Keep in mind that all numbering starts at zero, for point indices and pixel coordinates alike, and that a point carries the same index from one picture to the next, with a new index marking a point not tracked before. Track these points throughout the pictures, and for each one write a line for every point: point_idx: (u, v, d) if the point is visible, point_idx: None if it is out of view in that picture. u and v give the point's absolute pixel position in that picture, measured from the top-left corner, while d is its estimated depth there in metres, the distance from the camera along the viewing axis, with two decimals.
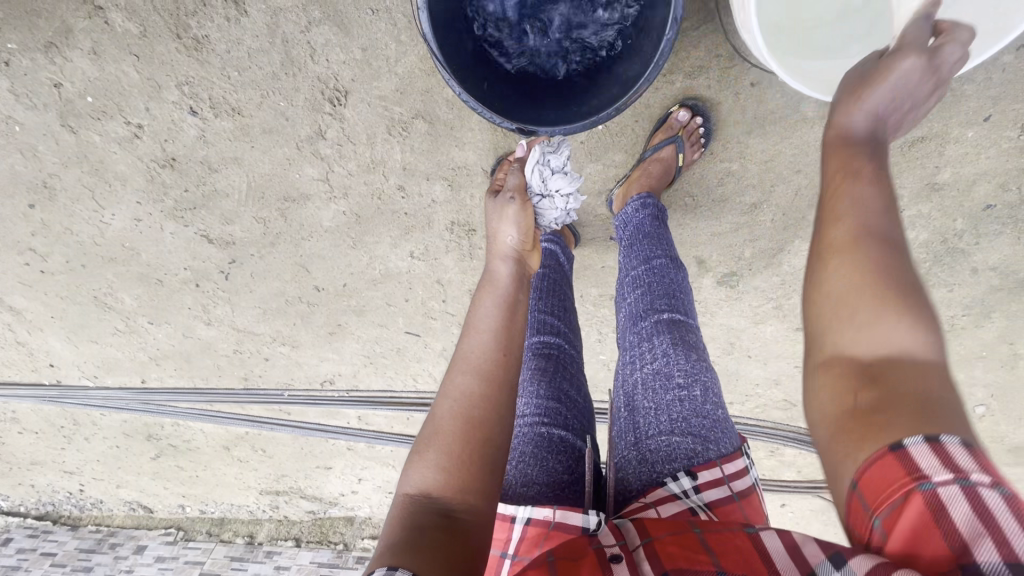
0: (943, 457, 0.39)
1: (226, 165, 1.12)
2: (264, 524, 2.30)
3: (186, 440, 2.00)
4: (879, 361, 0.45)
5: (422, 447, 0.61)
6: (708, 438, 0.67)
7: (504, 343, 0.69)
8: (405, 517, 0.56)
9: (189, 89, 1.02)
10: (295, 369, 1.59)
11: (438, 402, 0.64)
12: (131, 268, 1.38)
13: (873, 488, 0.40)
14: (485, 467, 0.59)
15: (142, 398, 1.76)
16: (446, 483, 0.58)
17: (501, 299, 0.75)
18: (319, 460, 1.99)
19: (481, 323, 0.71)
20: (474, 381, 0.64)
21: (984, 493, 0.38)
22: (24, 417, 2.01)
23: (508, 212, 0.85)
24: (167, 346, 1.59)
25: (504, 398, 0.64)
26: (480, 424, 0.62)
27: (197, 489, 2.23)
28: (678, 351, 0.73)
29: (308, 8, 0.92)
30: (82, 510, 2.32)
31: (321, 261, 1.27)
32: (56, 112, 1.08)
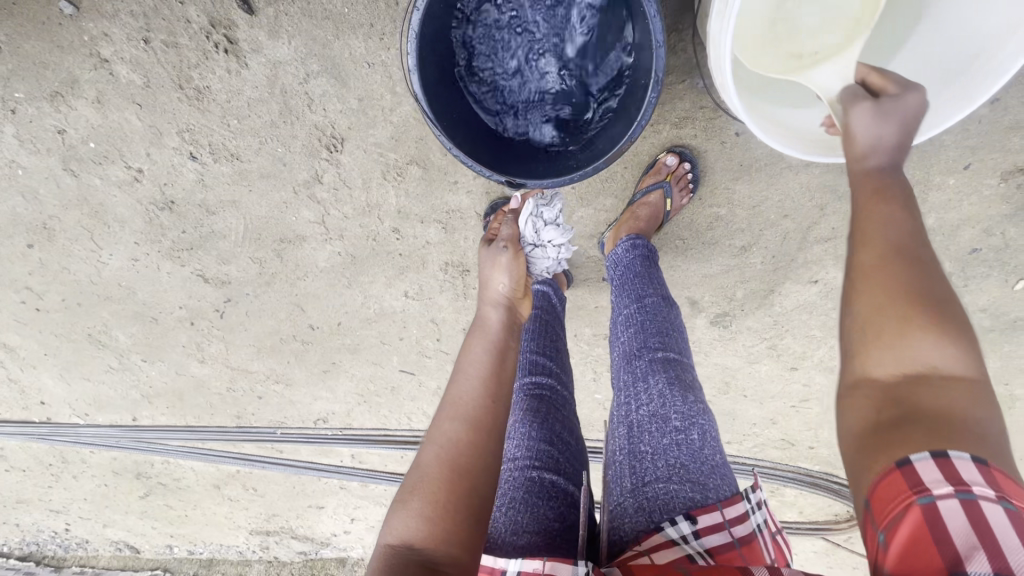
0: (948, 471, 0.39)
1: (224, 208, 1.14)
2: (253, 565, 2.27)
3: (176, 478, 1.95)
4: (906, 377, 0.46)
5: (405, 496, 0.63)
6: (709, 486, 0.67)
7: (493, 391, 0.72)
8: (388, 569, 0.58)
9: (190, 135, 1.04)
10: (289, 407, 1.58)
11: (427, 445, 0.68)
12: (127, 308, 1.38)
13: (876, 504, 0.42)
14: (467, 519, 0.61)
15: (134, 435, 1.75)
16: (428, 534, 0.60)
17: (492, 344, 0.78)
18: (311, 499, 1.95)
19: (470, 368, 0.74)
20: (461, 428, 0.67)
21: (985, 507, 0.38)
22: (12, 456, 1.98)
23: (500, 261, 0.86)
24: (160, 384, 1.59)
25: (491, 446, 0.67)
26: (467, 472, 0.64)
27: (186, 531, 2.19)
28: (674, 393, 0.75)
29: (306, 62, 0.94)
30: (67, 550, 2.26)
31: (316, 300, 1.28)
32: (58, 157, 1.11)
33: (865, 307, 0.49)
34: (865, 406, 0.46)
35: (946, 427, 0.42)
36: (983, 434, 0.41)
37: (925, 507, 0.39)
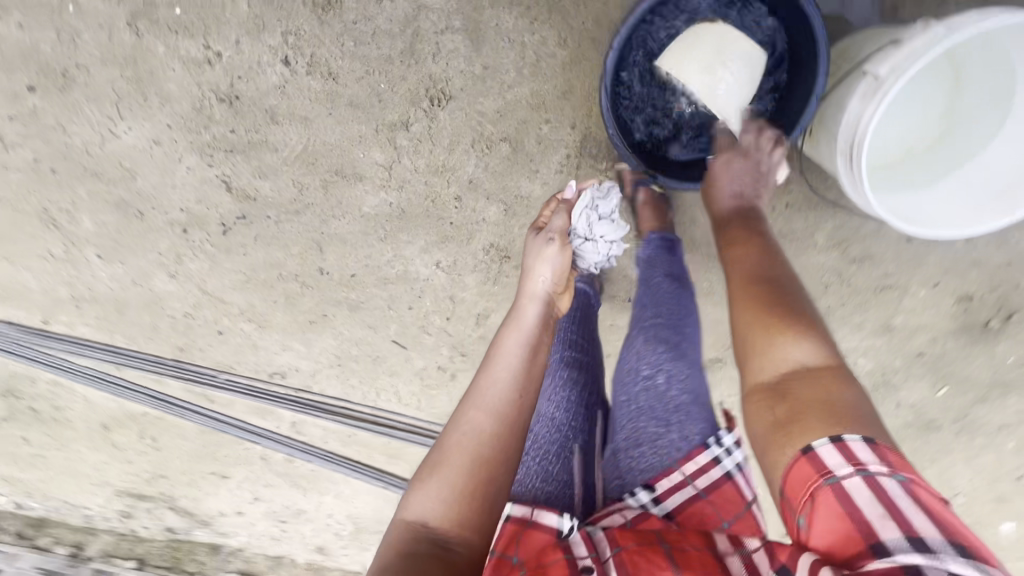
0: (847, 453, 0.57)
1: (292, 123, 1.10)
2: (100, 535, 1.93)
3: (56, 407, 1.66)
4: (788, 377, 0.67)
5: (426, 473, 0.64)
6: (672, 422, 0.79)
7: (523, 386, 0.71)
8: (404, 543, 0.59)
9: (294, 41, 1.03)
10: (248, 352, 1.45)
11: (448, 433, 0.67)
12: (114, 193, 1.24)
13: (793, 495, 0.59)
14: (484, 506, 0.62)
15: (31, 344, 1.48)
16: (446, 515, 0.60)
17: (525, 339, 0.77)
18: (216, 467, 1.73)
19: (503, 359, 0.73)
20: (487, 421, 0.66)
21: (882, 481, 0.55)
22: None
23: (546, 253, 0.88)
24: (102, 289, 1.39)
25: (516, 441, 0.66)
26: (487, 460, 0.64)
27: (33, 477, 1.82)
28: (653, 350, 0.86)
29: (447, 15, 0.98)
30: None
31: (339, 245, 1.24)
32: (130, 11, 1.04)
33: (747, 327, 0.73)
34: (767, 405, 0.66)
35: (833, 415, 0.61)
36: (853, 415, 0.61)
37: (832, 486, 0.56)
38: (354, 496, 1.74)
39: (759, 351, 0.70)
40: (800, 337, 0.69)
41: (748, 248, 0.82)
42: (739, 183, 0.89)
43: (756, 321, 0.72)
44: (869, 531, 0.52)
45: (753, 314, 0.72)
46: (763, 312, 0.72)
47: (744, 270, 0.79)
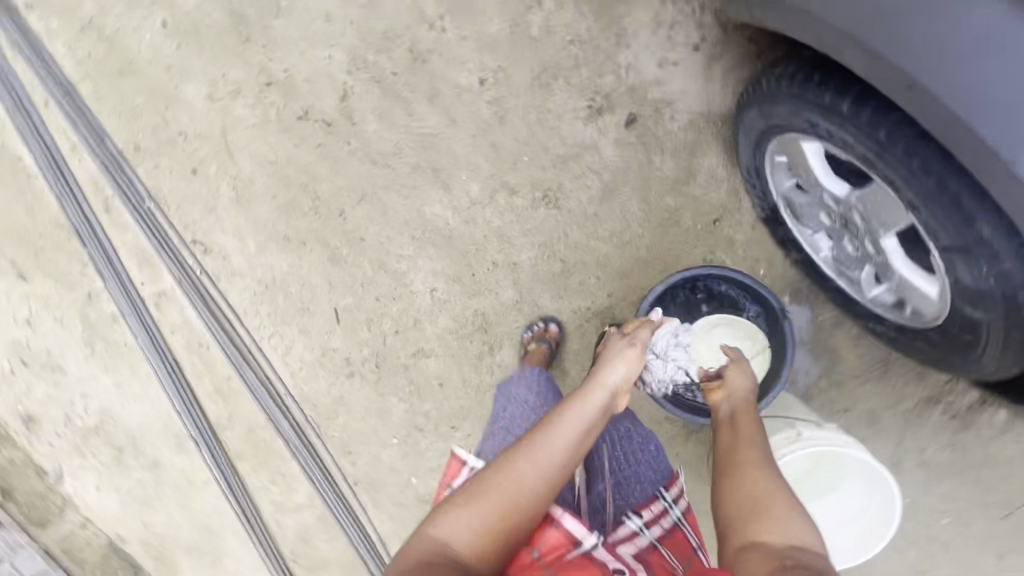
0: None
1: (442, 114, 1.23)
2: None
3: None
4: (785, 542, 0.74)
5: (466, 501, 0.80)
6: (648, 473, 1.00)
7: (567, 460, 0.84)
8: (430, 551, 0.74)
9: (499, 77, 1.20)
10: (197, 207, 1.33)
11: (495, 475, 0.82)
12: (244, 8, 1.22)
13: None
14: (500, 546, 0.76)
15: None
16: (468, 542, 0.75)
17: (585, 419, 0.89)
18: (22, 261, 1.42)
19: (562, 431, 0.86)
20: (529, 476, 0.81)
21: None
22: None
23: (628, 353, 1.00)
24: (129, 44, 1.25)
25: (543, 502, 0.80)
26: (518, 510, 0.78)
27: None
28: (623, 422, 1.09)
29: (603, 166, 1.21)
30: None
31: (377, 211, 1.30)
32: None
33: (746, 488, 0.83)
34: (767, 558, 0.71)
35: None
36: None
37: None
38: (136, 399, 1.49)
39: (758, 514, 0.78)
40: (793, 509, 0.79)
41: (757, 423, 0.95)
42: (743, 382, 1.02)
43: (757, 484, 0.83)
44: None
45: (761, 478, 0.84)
46: (765, 481, 0.83)
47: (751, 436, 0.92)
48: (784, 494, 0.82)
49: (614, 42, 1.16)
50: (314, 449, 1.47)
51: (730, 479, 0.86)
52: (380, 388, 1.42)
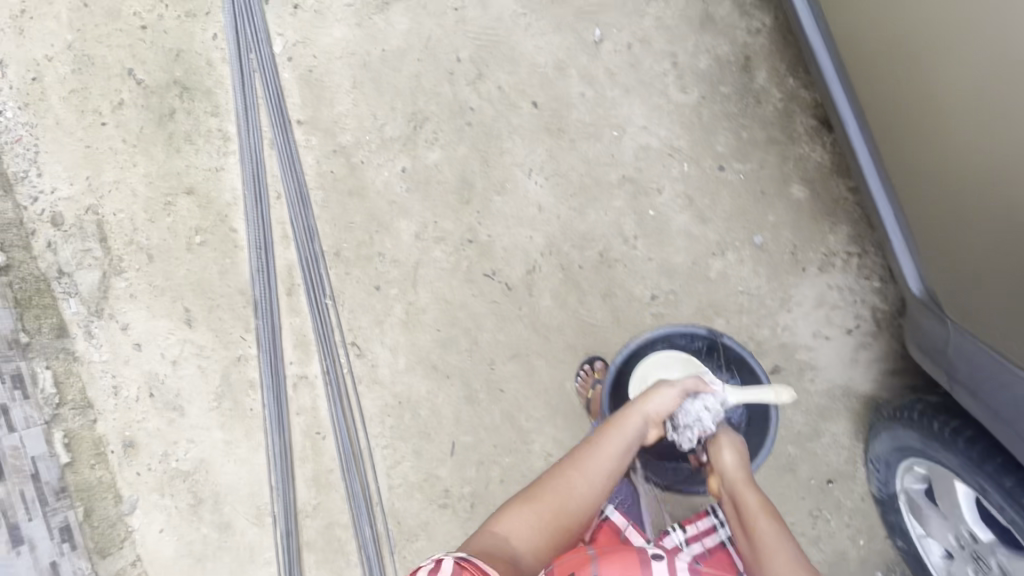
0: None
1: (610, 312, 1.38)
2: (14, 204, 1.63)
3: (184, 141, 1.54)
4: None
5: (524, 505, 0.96)
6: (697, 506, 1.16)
7: (603, 481, 1.00)
8: (490, 534, 0.92)
9: (670, 298, 1.35)
10: (367, 317, 1.48)
11: (547, 488, 0.98)
12: (473, 178, 1.42)
13: None
14: (552, 541, 0.94)
15: (267, 124, 1.50)
16: (529, 536, 0.93)
17: (622, 446, 1.03)
18: (194, 310, 1.56)
19: (598, 456, 1.01)
20: (574, 489, 0.98)
21: None
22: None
23: (657, 394, 1.06)
24: (367, 176, 1.47)
25: (584, 509, 0.97)
26: (569, 516, 0.96)
27: (68, 123, 1.61)
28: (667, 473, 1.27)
29: None
30: None
31: (524, 371, 1.43)
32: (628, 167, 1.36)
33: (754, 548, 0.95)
34: None
35: None
36: None
37: None
38: (237, 461, 1.57)
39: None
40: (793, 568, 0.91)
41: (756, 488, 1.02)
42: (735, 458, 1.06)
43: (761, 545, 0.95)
44: None
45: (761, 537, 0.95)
46: (768, 543, 0.94)
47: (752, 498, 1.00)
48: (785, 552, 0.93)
49: (778, 304, 1.31)
50: (384, 564, 1.50)
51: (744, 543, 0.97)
52: (466, 528, 1.47)
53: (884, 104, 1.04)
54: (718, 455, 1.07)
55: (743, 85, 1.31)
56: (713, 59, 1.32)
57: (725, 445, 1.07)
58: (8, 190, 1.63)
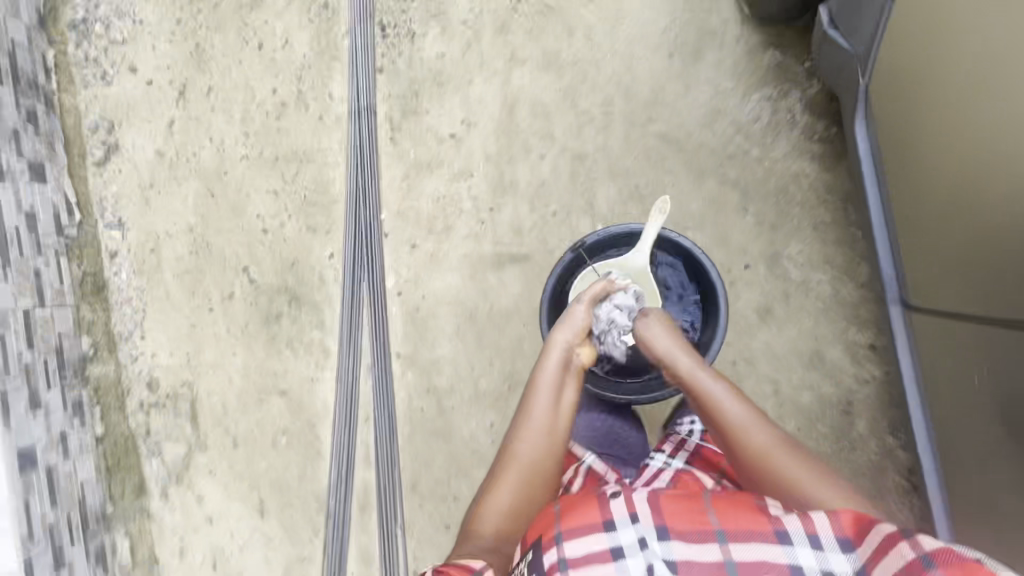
0: (807, 522, 0.77)
1: None
2: (116, 364, 1.69)
3: (288, 345, 1.60)
4: (772, 463, 0.93)
5: (490, 495, 1.00)
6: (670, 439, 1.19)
7: (551, 425, 1.04)
8: (469, 543, 0.94)
9: None
10: (433, 551, 1.53)
11: (506, 463, 1.02)
12: None
13: (734, 530, 0.79)
14: (533, 507, 0.99)
15: (368, 354, 1.56)
16: (504, 523, 0.96)
17: (558, 381, 1.09)
18: (269, 503, 1.63)
19: (541, 399, 1.06)
20: (527, 454, 1.02)
21: (814, 516, 0.78)
22: (297, 126, 1.58)
23: (569, 319, 1.14)
24: (455, 420, 1.52)
25: (547, 466, 1.02)
26: (536, 482, 1.00)
27: (178, 299, 1.69)
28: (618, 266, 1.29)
29: None
30: (144, 109, 1.71)
31: None
32: None
33: (721, 433, 1.00)
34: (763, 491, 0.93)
35: (799, 488, 0.90)
36: (808, 492, 0.89)
37: (772, 522, 0.79)
38: None
39: (740, 453, 0.96)
40: (762, 424, 0.97)
41: (706, 368, 1.07)
42: (663, 341, 1.12)
43: (724, 432, 0.99)
44: (770, 535, 0.77)
45: (718, 422, 1.00)
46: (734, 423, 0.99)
47: (699, 383, 1.05)
48: (757, 420, 0.98)
49: None
50: None
51: (713, 434, 1.03)
52: None
53: (952, 425, 1.13)
54: (649, 347, 1.14)
55: (842, 429, 1.32)
56: (816, 396, 1.33)
57: (646, 329, 1.14)
58: (112, 350, 1.69)
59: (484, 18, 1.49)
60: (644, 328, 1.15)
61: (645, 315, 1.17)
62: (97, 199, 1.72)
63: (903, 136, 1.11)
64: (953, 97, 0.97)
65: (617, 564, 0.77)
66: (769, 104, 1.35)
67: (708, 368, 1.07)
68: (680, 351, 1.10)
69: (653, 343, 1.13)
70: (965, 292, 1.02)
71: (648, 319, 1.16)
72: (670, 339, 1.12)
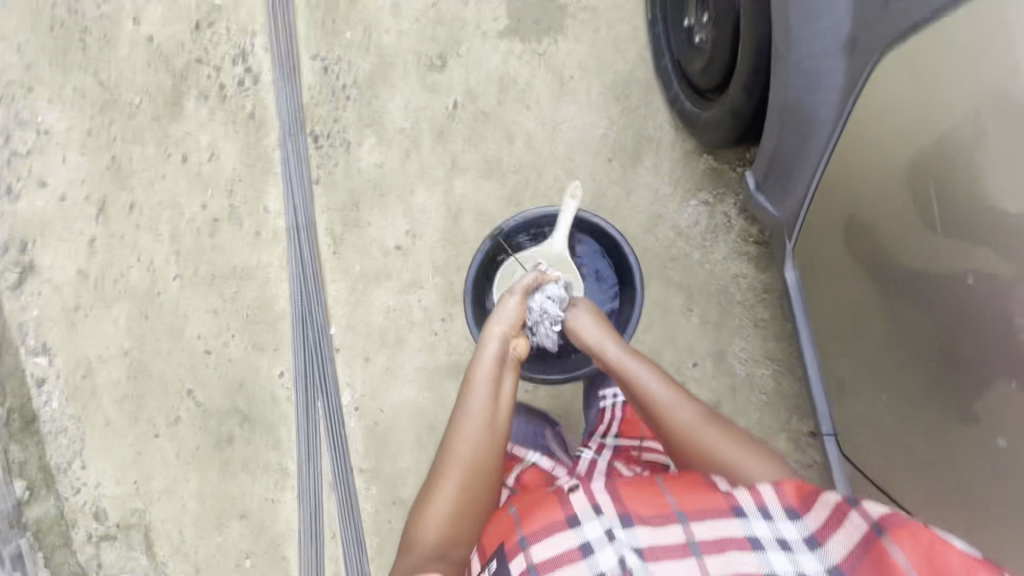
0: (757, 495, 0.81)
1: None
2: (56, 499, 1.59)
3: (244, 467, 1.55)
4: (708, 456, 0.95)
5: (427, 504, 0.95)
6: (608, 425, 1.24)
7: (491, 415, 1.01)
8: (410, 564, 0.89)
9: None
10: None
11: (444, 463, 0.97)
12: None
13: (693, 513, 0.81)
14: (476, 519, 0.95)
15: (328, 472, 1.53)
16: (444, 534, 0.92)
17: (496, 360, 1.06)
18: None
19: (477, 393, 1.02)
20: (466, 451, 0.97)
21: (766, 486, 0.82)
22: (233, 243, 1.51)
23: (502, 310, 1.11)
24: None
25: (489, 451, 0.98)
26: (468, 452, 0.97)
27: (119, 425, 1.60)
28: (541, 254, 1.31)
29: None
30: (58, 227, 1.58)
31: None
32: None
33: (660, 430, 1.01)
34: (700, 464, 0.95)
35: (738, 461, 0.93)
36: (745, 464, 0.92)
37: (727, 497, 0.82)
38: None
39: (678, 438, 0.98)
40: (698, 416, 0.99)
41: (635, 359, 1.08)
42: (592, 331, 1.13)
43: (663, 411, 1.00)
44: (729, 512, 0.80)
45: (655, 419, 1.01)
46: (667, 417, 1.00)
47: (633, 380, 1.05)
48: (689, 411, 1.00)
49: None
50: None
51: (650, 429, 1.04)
52: None
53: None
54: (580, 336, 1.14)
55: None
56: None
57: (575, 322, 1.14)
58: (51, 485, 1.59)
59: (420, 126, 1.45)
60: (573, 319, 1.15)
61: (573, 305, 1.18)
62: (18, 325, 1.60)
63: (815, 222, 1.08)
64: (866, 178, 0.93)
65: (585, 560, 0.78)
66: (707, 209, 1.39)
67: (637, 358, 1.08)
68: (610, 343, 1.10)
69: (584, 337, 1.13)
70: (899, 384, 0.97)
71: (575, 309, 1.16)
72: (602, 330, 1.12)
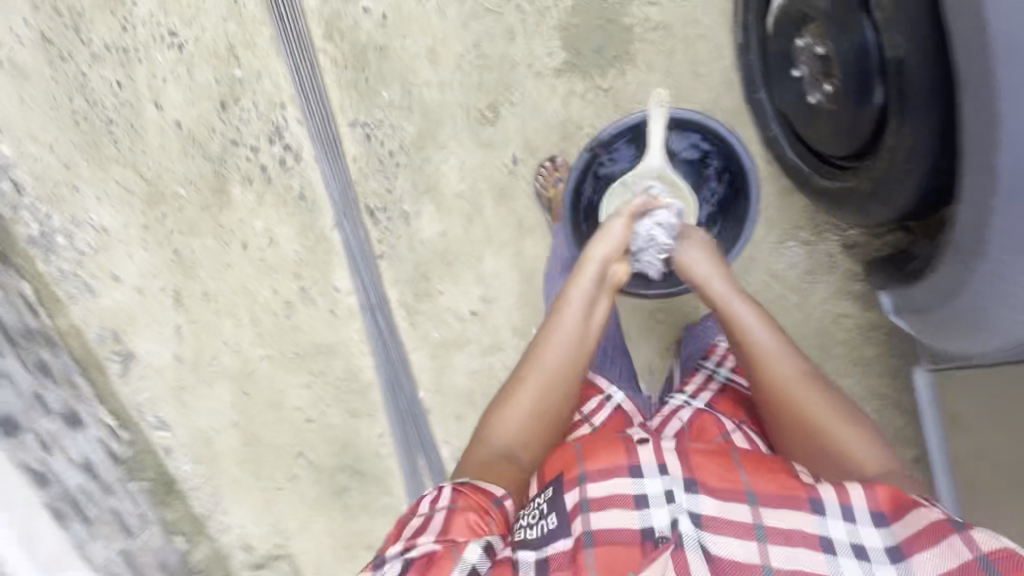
0: (840, 489, 0.77)
1: None
2: (208, 546, 1.74)
3: (364, 512, 1.69)
4: (811, 419, 0.90)
5: (501, 408, 0.94)
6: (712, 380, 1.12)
7: (579, 337, 0.96)
8: (480, 461, 0.90)
9: None
10: None
11: (522, 376, 0.95)
12: None
13: (769, 484, 0.78)
14: (549, 435, 0.94)
15: None
16: (515, 448, 0.92)
17: (597, 290, 0.99)
18: None
19: (572, 310, 0.97)
20: (547, 370, 0.94)
21: (849, 487, 0.77)
22: (311, 322, 1.52)
23: (608, 234, 1.03)
24: None
25: (567, 380, 0.95)
26: (547, 379, 0.94)
27: (244, 485, 1.72)
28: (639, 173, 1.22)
29: None
30: (142, 317, 1.60)
31: None
32: None
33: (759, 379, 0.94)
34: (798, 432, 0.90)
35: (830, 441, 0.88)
36: (841, 446, 0.87)
37: (802, 483, 0.79)
38: None
39: (779, 395, 0.92)
40: (808, 374, 0.92)
41: (745, 301, 0.99)
42: (701, 262, 1.04)
43: (766, 364, 0.93)
44: (804, 494, 0.77)
45: (754, 367, 0.95)
46: (773, 367, 0.93)
47: (736, 324, 0.97)
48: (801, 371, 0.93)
49: None
50: None
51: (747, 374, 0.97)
52: None
53: None
54: (685, 266, 1.05)
55: None
56: None
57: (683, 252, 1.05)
58: (201, 533, 1.73)
59: (479, 188, 1.36)
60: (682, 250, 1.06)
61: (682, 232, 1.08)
62: (134, 407, 1.67)
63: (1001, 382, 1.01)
64: None
65: (638, 511, 0.76)
66: (803, 248, 1.28)
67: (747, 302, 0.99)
68: (714, 279, 1.02)
69: (690, 268, 1.05)
70: None
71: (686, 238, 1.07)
72: (709, 264, 1.04)
